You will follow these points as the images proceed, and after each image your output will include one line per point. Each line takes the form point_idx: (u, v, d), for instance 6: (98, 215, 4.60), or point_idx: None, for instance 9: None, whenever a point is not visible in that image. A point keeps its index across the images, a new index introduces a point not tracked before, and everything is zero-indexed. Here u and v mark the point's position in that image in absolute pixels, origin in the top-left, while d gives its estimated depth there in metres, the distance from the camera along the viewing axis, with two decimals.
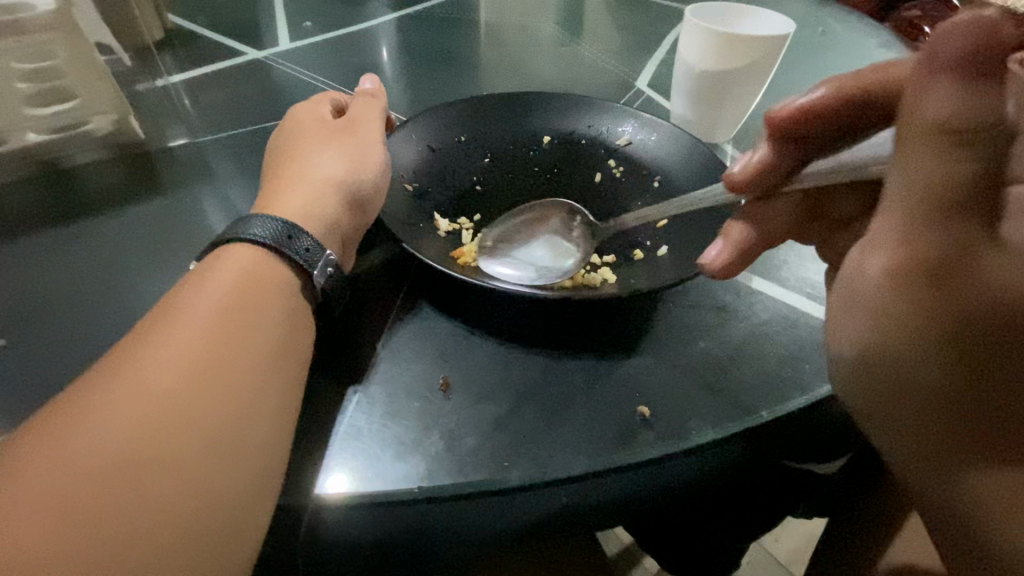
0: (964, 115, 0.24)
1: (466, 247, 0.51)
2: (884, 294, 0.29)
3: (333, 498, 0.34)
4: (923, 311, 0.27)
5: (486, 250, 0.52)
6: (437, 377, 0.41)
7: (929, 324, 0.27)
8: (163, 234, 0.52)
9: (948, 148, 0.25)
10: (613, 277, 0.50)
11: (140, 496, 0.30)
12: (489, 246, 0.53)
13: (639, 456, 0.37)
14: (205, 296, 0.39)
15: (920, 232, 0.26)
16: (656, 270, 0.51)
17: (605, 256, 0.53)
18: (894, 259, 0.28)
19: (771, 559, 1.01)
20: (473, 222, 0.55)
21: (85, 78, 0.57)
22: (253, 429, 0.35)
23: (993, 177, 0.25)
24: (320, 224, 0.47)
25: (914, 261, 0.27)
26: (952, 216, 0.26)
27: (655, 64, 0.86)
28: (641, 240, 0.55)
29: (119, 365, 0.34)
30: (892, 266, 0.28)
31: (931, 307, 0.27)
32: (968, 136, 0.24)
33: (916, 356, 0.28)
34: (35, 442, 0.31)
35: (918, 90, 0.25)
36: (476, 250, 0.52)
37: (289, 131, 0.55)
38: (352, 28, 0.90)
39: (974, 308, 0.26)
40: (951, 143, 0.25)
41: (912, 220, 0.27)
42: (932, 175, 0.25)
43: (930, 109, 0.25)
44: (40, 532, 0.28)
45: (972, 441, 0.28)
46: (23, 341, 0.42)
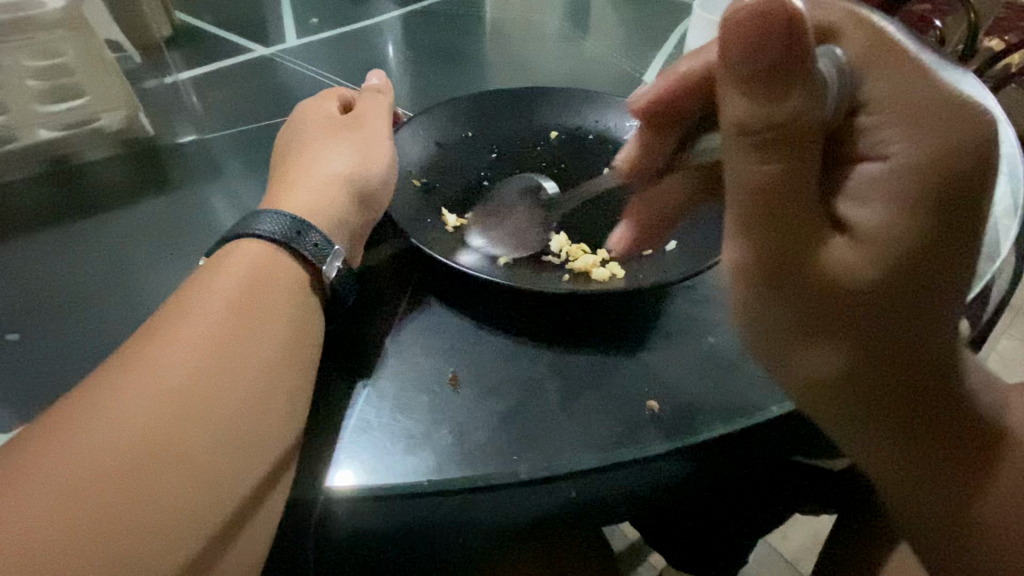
0: (757, 119, 0.25)
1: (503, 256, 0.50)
2: (740, 290, 0.28)
3: (343, 490, 0.34)
4: (772, 301, 0.27)
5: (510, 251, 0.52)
6: (445, 371, 0.42)
7: (773, 315, 0.27)
8: (173, 230, 0.53)
9: (754, 152, 0.25)
10: (622, 272, 0.50)
11: (151, 490, 0.31)
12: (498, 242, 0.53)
13: (647, 452, 0.37)
14: (214, 290, 0.39)
15: (751, 227, 0.26)
16: (664, 265, 0.50)
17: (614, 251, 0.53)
18: (739, 252, 0.27)
19: (778, 554, 1.02)
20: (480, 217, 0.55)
21: (94, 75, 0.57)
22: (263, 423, 0.35)
23: (805, 162, 0.25)
24: (328, 220, 0.47)
25: (755, 254, 0.27)
26: (775, 208, 0.26)
27: (663, 59, 0.86)
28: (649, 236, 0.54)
29: (130, 360, 0.35)
30: (742, 261, 0.27)
31: (778, 298, 0.27)
32: (770, 137, 0.25)
33: (781, 340, 0.28)
34: (48, 436, 0.31)
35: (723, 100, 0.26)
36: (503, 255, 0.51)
37: (296, 127, 0.55)
38: (358, 25, 0.90)
39: (813, 297, 0.26)
40: (749, 147, 0.25)
41: (743, 218, 0.27)
42: (749, 173, 0.26)
43: (732, 115, 0.26)
44: (51, 526, 0.28)
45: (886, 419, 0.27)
46: (38, 336, 0.43)
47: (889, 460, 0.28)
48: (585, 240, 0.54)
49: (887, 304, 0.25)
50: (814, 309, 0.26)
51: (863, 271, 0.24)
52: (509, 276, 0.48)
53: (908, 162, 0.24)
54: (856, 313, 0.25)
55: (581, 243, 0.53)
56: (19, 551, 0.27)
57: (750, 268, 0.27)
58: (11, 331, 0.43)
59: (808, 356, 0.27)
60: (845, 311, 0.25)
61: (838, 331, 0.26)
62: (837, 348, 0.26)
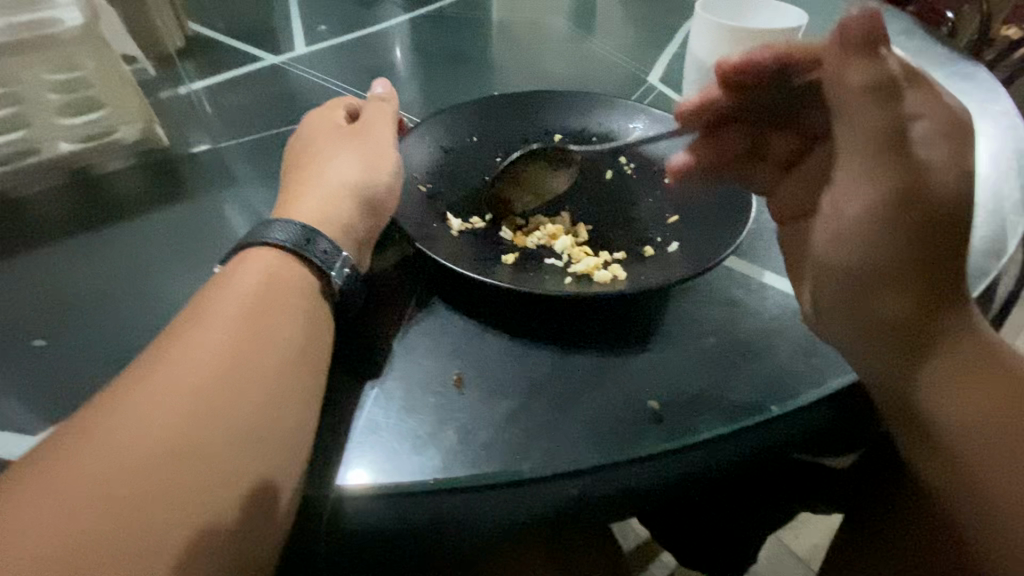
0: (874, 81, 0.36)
1: (506, 258, 0.52)
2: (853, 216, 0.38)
3: (353, 488, 0.36)
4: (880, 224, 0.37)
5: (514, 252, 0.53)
6: (451, 373, 0.43)
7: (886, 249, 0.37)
8: (189, 238, 0.55)
9: (883, 101, 0.36)
10: (624, 274, 0.51)
11: (174, 487, 0.32)
12: (502, 247, 0.54)
13: (646, 452, 0.38)
14: (231, 296, 0.40)
15: (879, 166, 0.37)
16: (666, 265, 0.51)
17: (617, 253, 0.54)
18: (867, 195, 0.37)
19: (792, 553, 1.01)
20: (484, 222, 0.56)
21: (113, 88, 0.59)
22: (278, 424, 0.37)
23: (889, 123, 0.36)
24: (338, 226, 0.48)
25: (879, 193, 0.37)
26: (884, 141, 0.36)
27: (668, 58, 0.86)
28: (651, 237, 0.55)
29: (153, 363, 0.36)
30: (868, 200, 0.37)
31: (886, 218, 0.37)
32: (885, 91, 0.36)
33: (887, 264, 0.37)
34: (76, 436, 0.33)
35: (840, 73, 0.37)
36: (508, 256, 0.53)
37: (304, 136, 0.57)
38: (366, 31, 0.91)
39: (934, 215, 0.36)
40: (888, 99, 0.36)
41: (870, 160, 0.37)
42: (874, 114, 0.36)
43: (855, 82, 0.37)
44: (81, 521, 0.30)
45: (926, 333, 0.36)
46: (62, 342, 0.45)
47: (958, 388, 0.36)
48: (586, 242, 0.55)
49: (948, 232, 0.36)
50: (911, 229, 0.36)
51: (947, 193, 0.36)
52: (514, 281, 0.49)
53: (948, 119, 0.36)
54: (942, 243, 0.36)
55: (584, 245, 0.54)
56: (47, 552, 0.29)
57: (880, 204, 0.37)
58: (36, 337, 0.45)
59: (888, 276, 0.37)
60: (926, 228, 0.36)
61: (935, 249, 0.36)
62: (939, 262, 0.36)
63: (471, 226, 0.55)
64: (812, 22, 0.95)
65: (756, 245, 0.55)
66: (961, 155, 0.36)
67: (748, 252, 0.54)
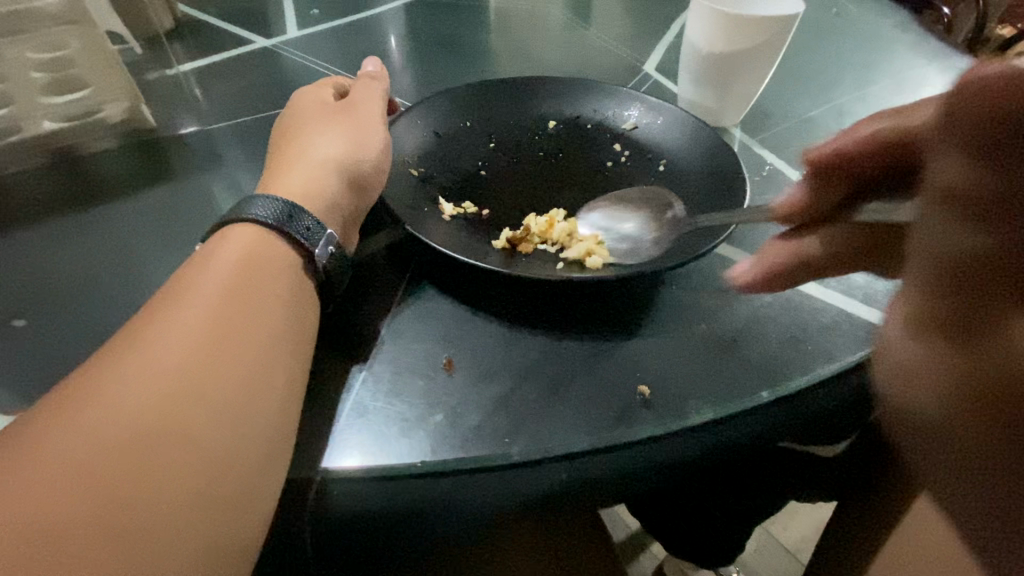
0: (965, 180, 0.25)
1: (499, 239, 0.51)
2: (934, 416, 0.28)
3: (339, 470, 0.35)
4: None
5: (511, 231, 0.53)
6: (440, 357, 0.42)
7: None
8: (175, 219, 0.54)
9: (942, 208, 0.26)
10: (608, 258, 0.50)
11: (151, 466, 0.31)
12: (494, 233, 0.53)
13: (635, 435, 0.38)
14: (210, 274, 0.40)
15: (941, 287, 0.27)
16: (632, 255, 0.51)
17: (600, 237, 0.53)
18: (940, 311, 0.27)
19: (779, 545, 1.02)
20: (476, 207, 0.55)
21: (98, 67, 0.57)
22: (261, 402, 0.36)
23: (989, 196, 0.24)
24: (322, 205, 0.47)
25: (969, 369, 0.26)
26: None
27: (663, 47, 0.86)
28: (608, 231, 0.55)
29: (129, 343, 0.36)
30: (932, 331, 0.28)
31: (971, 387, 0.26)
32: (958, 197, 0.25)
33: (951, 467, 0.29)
34: (50, 417, 0.32)
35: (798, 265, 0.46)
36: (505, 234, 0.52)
37: (291, 116, 0.56)
38: (360, 15, 0.90)
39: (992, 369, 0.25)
40: (953, 209, 0.26)
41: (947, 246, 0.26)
42: (952, 246, 0.26)
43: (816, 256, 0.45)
44: (59, 499, 0.29)
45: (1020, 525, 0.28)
46: (44, 323, 0.44)
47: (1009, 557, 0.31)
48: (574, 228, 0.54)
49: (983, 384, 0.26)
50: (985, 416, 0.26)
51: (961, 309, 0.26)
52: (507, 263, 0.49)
53: (956, 183, 0.26)
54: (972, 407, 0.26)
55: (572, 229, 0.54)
56: (20, 533, 0.28)
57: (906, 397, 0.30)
58: (17, 318, 0.44)
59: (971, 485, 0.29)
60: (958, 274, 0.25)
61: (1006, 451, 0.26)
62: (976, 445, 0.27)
63: (464, 210, 0.55)
64: (809, 14, 0.95)
65: (749, 233, 0.55)
66: None
67: (741, 242, 0.54)
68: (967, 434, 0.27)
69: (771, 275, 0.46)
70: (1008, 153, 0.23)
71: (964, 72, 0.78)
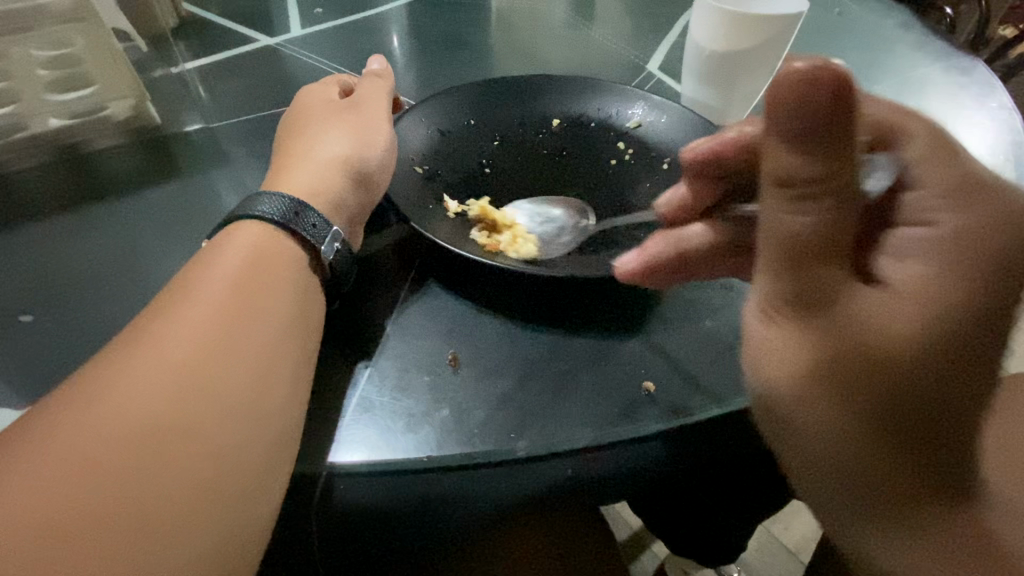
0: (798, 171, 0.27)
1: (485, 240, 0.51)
2: (820, 416, 0.27)
3: (345, 464, 0.36)
4: (914, 372, 0.25)
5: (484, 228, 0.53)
6: (446, 353, 0.42)
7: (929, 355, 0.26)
8: (181, 216, 0.54)
9: (790, 199, 0.27)
10: (533, 249, 0.51)
11: (158, 461, 0.32)
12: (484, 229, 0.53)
13: (641, 431, 0.38)
14: (217, 271, 0.40)
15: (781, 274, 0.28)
16: (548, 251, 0.51)
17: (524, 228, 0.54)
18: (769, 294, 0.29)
19: (780, 545, 1.02)
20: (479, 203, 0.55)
21: (104, 64, 0.57)
22: (267, 398, 0.36)
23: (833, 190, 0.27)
24: (328, 202, 0.47)
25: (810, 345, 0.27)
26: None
27: (667, 46, 0.86)
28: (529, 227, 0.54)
29: (136, 339, 0.36)
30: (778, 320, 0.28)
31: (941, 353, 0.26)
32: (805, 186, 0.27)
33: (853, 493, 0.27)
34: (58, 412, 0.32)
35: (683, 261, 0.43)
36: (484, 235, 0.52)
37: (296, 113, 0.56)
38: (364, 14, 0.90)
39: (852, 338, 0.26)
40: (791, 195, 0.27)
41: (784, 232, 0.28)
42: (789, 230, 0.28)
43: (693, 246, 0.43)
44: (67, 494, 0.29)
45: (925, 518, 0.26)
46: (52, 318, 0.44)
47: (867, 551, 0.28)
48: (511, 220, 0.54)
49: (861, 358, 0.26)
50: (890, 415, 0.26)
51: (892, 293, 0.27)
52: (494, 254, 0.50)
53: (787, 175, 0.27)
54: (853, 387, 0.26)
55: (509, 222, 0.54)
56: (29, 528, 0.28)
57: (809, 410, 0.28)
58: (25, 313, 0.45)
59: (871, 509, 0.27)
60: (810, 257, 0.27)
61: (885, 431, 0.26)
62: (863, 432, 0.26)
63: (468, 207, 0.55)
64: (812, 14, 0.95)
65: None
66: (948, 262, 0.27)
67: None
68: (880, 429, 0.26)
69: (657, 267, 0.42)
70: (835, 140, 0.26)
71: (967, 72, 0.78)
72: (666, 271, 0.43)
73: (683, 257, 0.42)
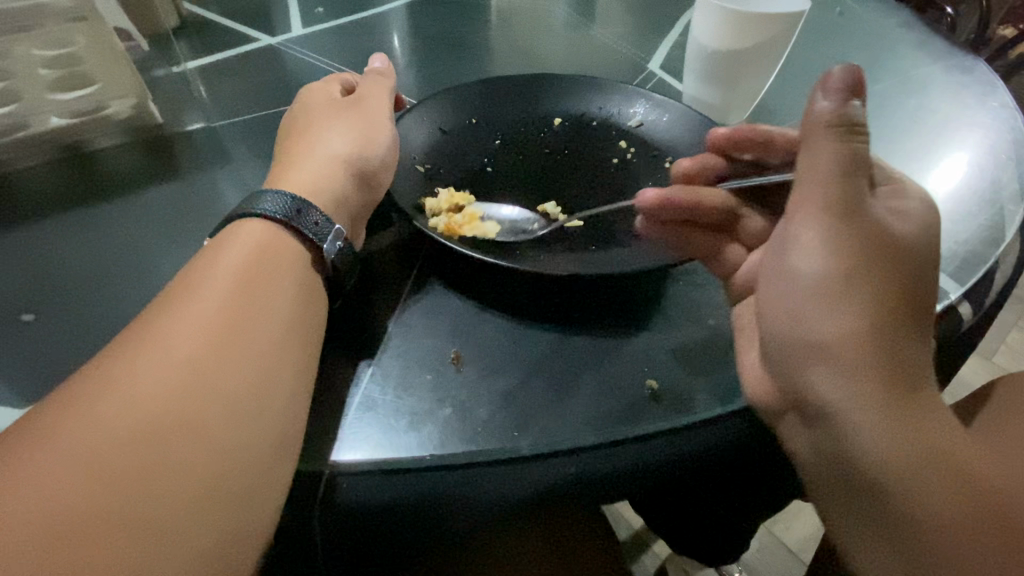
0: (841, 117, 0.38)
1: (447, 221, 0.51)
2: (842, 302, 0.36)
3: (348, 464, 0.35)
4: (902, 274, 0.36)
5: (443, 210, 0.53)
6: (448, 351, 0.42)
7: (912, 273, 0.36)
8: (183, 215, 0.54)
9: (839, 135, 0.38)
10: (486, 233, 0.51)
11: (165, 455, 0.32)
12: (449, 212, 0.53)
13: (647, 430, 0.37)
14: (221, 267, 0.40)
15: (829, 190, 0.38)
16: (510, 235, 0.52)
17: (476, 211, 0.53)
18: (821, 206, 0.37)
19: (782, 545, 1.01)
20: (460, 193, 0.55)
21: (106, 63, 0.57)
22: (272, 395, 0.36)
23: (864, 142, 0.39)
24: (330, 201, 0.47)
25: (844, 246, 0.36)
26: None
27: (668, 46, 0.86)
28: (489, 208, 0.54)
29: (141, 336, 0.36)
30: (824, 230, 0.37)
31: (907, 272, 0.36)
32: (846, 130, 0.38)
33: (874, 366, 0.34)
34: (61, 410, 0.32)
35: (692, 214, 0.51)
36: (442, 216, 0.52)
37: (297, 112, 0.56)
38: (364, 13, 0.90)
39: (875, 246, 0.36)
40: (838, 133, 0.38)
41: (833, 156, 0.38)
42: (828, 158, 0.38)
43: (705, 203, 0.51)
44: (72, 492, 0.29)
45: (911, 396, 0.34)
46: (53, 318, 0.44)
47: (864, 430, 0.34)
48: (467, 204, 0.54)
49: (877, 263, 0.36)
50: (892, 308, 0.35)
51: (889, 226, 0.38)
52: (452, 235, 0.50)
53: (832, 120, 0.38)
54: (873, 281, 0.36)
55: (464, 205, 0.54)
56: (33, 526, 0.28)
57: (832, 302, 0.36)
58: (27, 312, 0.44)
59: (876, 376, 0.34)
60: (848, 185, 0.37)
61: (885, 317, 0.35)
62: (876, 315, 0.35)
63: (435, 198, 0.54)
64: (813, 13, 0.95)
65: None
66: (911, 220, 0.39)
67: None
68: (884, 311, 0.35)
69: (667, 213, 0.51)
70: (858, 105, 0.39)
71: (968, 71, 0.78)
72: (676, 220, 0.51)
73: (691, 216, 0.51)
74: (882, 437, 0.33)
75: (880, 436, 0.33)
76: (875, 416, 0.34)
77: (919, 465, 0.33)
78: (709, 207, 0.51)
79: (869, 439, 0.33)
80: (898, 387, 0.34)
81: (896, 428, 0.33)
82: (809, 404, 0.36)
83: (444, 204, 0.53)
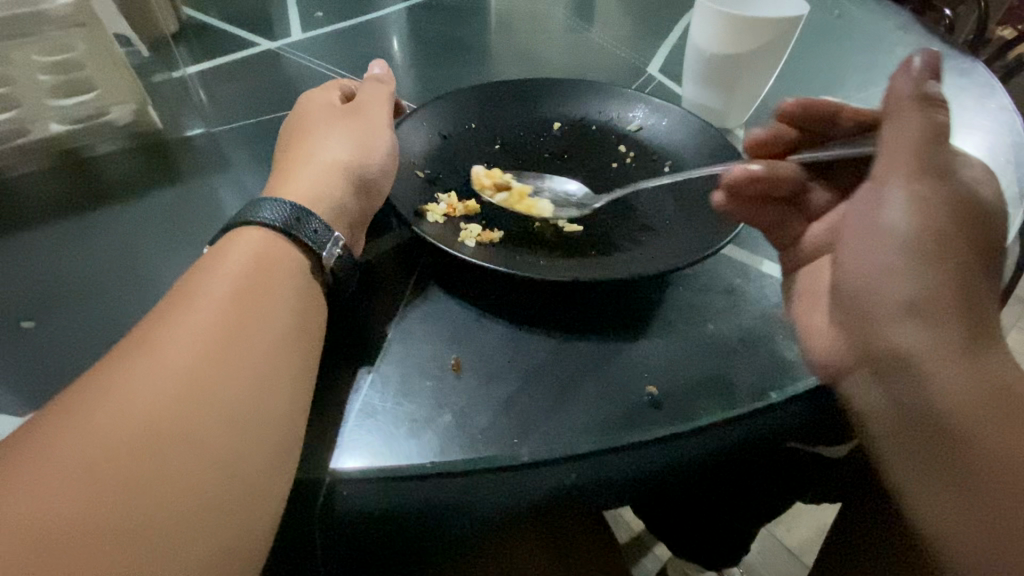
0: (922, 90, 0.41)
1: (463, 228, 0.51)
2: (914, 254, 0.38)
3: (347, 473, 0.35)
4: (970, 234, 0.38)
5: (447, 217, 0.53)
6: (448, 357, 0.42)
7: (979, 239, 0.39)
8: (183, 220, 0.54)
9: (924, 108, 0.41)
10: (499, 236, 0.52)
11: (162, 465, 0.31)
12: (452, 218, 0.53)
13: (646, 437, 0.37)
14: (220, 275, 0.40)
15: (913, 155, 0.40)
16: (565, 209, 0.55)
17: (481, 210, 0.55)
18: (900, 173, 0.40)
19: (783, 547, 1.01)
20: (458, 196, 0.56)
21: (105, 69, 0.58)
22: (270, 403, 0.36)
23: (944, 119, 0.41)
24: (330, 207, 0.47)
25: (924, 206, 0.39)
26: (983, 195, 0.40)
27: (666, 50, 0.86)
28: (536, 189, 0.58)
29: (139, 346, 0.36)
30: (905, 191, 0.40)
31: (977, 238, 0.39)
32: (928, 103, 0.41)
33: (946, 312, 0.36)
34: (58, 420, 0.32)
35: (769, 183, 0.52)
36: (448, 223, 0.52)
37: (297, 118, 0.56)
38: (363, 17, 0.90)
39: (949, 207, 0.39)
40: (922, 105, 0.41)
41: (912, 128, 0.40)
42: (908, 131, 0.40)
43: (780, 173, 0.52)
44: (69, 503, 0.29)
45: (984, 345, 0.35)
46: (51, 325, 0.44)
47: (941, 374, 0.35)
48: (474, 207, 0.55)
49: (951, 223, 0.38)
50: (967, 274, 0.37)
51: (963, 196, 0.40)
52: (467, 242, 0.50)
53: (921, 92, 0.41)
54: (948, 238, 0.38)
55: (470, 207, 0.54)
56: (30, 538, 0.28)
57: (914, 264, 0.38)
58: (26, 320, 0.44)
59: (949, 323, 0.35)
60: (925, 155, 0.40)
61: (954, 269, 0.37)
62: (947, 266, 0.37)
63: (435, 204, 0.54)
64: (811, 16, 0.95)
65: (752, 235, 0.55)
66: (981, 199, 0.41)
67: (745, 243, 0.54)
68: (956, 262, 0.37)
69: (749, 181, 0.51)
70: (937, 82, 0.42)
71: (967, 73, 0.78)
72: (753, 191, 0.52)
73: (769, 187, 0.52)
74: (955, 384, 0.34)
75: (961, 382, 0.34)
76: (952, 362, 0.35)
77: (995, 413, 0.33)
78: (785, 176, 0.52)
79: (944, 386, 0.34)
80: (973, 337, 0.35)
81: (973, 373, 0.34)
82: (880, 356, 0.38)
83: (446, 210, 0.54)
